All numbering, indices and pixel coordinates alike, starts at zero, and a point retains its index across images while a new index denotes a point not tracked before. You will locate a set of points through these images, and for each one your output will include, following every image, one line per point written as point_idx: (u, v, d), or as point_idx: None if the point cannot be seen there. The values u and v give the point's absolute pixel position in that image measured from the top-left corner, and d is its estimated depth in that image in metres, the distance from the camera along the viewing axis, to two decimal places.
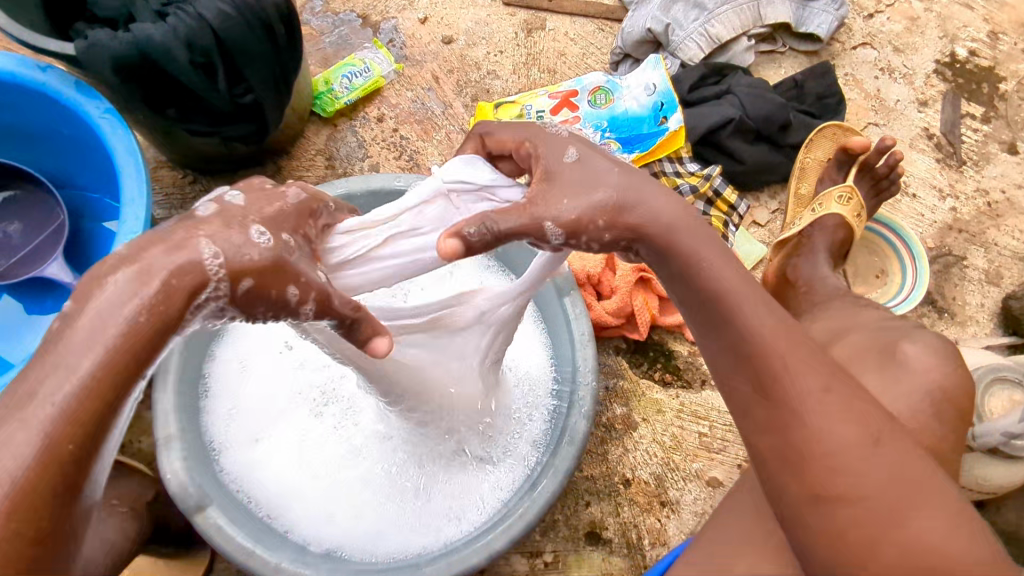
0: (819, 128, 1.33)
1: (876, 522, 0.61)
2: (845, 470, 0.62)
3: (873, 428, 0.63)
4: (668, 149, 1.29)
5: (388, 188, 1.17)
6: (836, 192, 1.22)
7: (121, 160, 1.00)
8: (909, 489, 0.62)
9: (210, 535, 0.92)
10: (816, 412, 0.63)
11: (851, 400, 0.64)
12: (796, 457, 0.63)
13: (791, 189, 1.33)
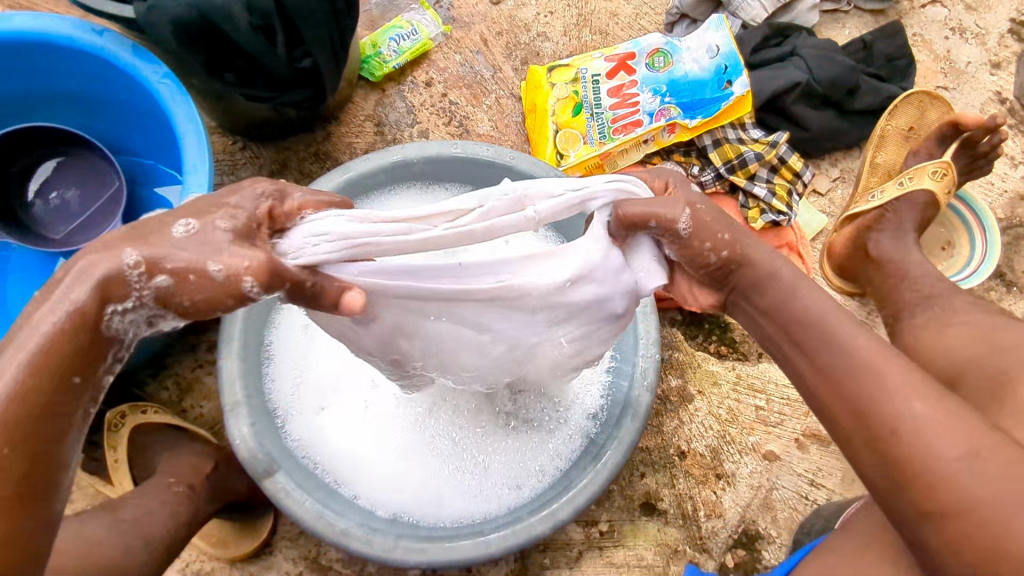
0: (905, 94, 1.26)
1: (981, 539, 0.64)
2: (952, 480, 0.65)
3: (975, 440, 0.67)
4: (735, 114, 1.22)
5: (443, 155, 1.15)
6: (930, 166, 1.14)
7: (182, 128, 0.99)
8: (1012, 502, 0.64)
9: (280, 500, 0.94)
10: (921, 429, 0.68)
11: (949, 412, 0.68)
12: (894, 466, 0.68)
13: (866, 157, 1.27)
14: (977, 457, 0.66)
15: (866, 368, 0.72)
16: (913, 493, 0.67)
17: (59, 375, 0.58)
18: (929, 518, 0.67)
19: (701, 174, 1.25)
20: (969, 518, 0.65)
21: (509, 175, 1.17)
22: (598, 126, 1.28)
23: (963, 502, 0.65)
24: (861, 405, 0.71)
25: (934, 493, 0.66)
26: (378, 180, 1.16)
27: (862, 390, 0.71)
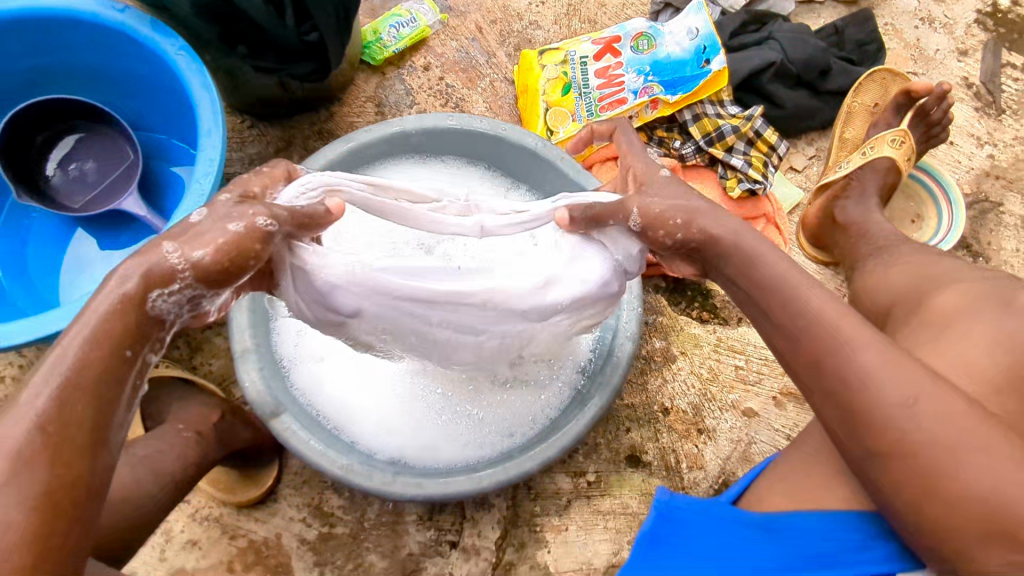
0: (868, 73, 1.36)
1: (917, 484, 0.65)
2: (897, 423, 0.66)
3: (919, 388, 0.67)
4: (712, 90, 1.31)
5: (440, 127, 1.23)
6: (888, 136, 1.24)
7: (197, 95, 1.07)
8: (958, 443, 0.65)
9: (286, 438, 1.00)
10: (868, 377, 0.67)
11: (897, 360, 0.68)
12: (845, 412, 0.68)
13: (836, 132, 1.37)
14: (915, 405, 0.66)
15: (820, 316, 0.70)
16: (860, 435, 0.68)
17: (109, 348, 0.63)
18: (878, 457, 0.67)
19: (681, 148, 1.32)
20: (906, 458, 0.66)
21: (502, 146, 1.25)
22: (586, 105, 1.37)
23: (905, 445, 0.66)
24: (814, 349, 0.70)
25: (878, 435, 0.67)
26: (379, 150, 1.23)
27: (816, 341, 0.70)
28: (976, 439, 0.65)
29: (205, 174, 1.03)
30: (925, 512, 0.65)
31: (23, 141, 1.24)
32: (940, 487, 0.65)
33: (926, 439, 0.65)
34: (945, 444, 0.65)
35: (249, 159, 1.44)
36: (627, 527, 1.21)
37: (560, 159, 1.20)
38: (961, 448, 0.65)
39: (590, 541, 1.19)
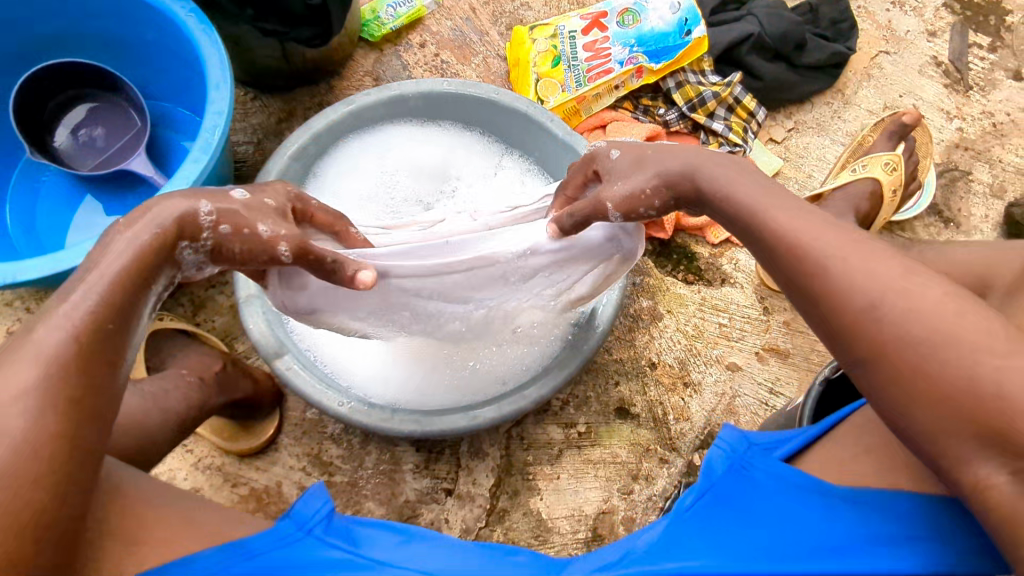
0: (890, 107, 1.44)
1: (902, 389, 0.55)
2: (875, 336, 0.57)
3: (893, 295, 0.56)
4: (694, 55, 1.38)
5: (436, 91, 1.28)
6: (883, 158, 1.27)
7: (206, 52, 1.11)
8: (946, 341, 0.53)
9: (287, 378, 1.03)
10: (830, 275, 0.60)
11: (872, 256, 0.59)
12: (826, 321, 0.61)
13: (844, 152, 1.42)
14: (883, 308, 0.57)
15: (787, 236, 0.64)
16: (849, 358, 0.60)
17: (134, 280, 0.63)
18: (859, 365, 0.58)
19: (665, 114, 1.38)
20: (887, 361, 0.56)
21: (496, 110, 1.30)
22: (574, 75, 1.42)
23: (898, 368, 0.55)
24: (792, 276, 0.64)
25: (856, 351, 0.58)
26: (378, 114, 1.29)
27: (785, 272, 0.65)
28: (977, 335, 0.52)
29: (213, 127, 1.08)
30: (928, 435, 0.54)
31: (35, 106, 1.28)
32: (934, 389, 0.53)
33: (903, 336, 0.55)
34: (929, 339, 0.54)
35: (252, 128, 1.48)
36: (617, 475, 1.22)
37: (551, 121, 1.26)
38: (956, 342, 0.52)
39: (581, 489, 1.21)
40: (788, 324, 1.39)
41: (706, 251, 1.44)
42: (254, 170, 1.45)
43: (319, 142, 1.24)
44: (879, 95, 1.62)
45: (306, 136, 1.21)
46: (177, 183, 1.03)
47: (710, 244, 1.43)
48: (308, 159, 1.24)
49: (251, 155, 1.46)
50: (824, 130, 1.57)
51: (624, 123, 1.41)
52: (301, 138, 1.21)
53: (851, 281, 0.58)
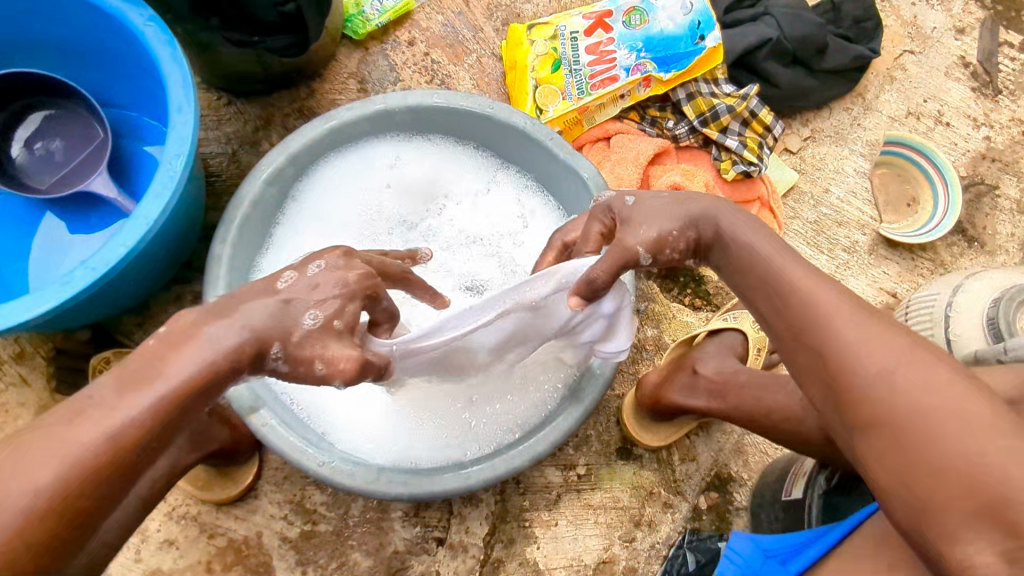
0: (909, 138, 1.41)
1: (896, 459, 0.57)
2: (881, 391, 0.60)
3: (904, 356, 0.60)
4: (706, 67, 1.20)
5: (425, 104, 1.16)
6: None
7: (167, 69, 0.99)
8: (946, 419, 0.56)
9: (264, 434, 0.95)
10: (849, 342, 0.63)
11: (883, 331, 0.63)
12: (830, 375, 0.64)
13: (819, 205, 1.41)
14: (896, 374, 0.59)
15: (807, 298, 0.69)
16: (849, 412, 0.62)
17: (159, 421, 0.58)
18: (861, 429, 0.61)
19: (674, 127, 1.26)
20: (888, 430, 0.58)
21: (491, 125, 1.19)
22: (576, 83, 1.30)
23: (913, 429, 0.57)
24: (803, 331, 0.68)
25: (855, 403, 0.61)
26: (361, 130, 1.18)
27: (807, 329, 0.67)
28: (972, 410, 0.55)
29: (176, 156, 0.97)
30: (930, 495, 0.55)
31: None
32: (924, 467, 0.56)
33: (913, 409, 0.57)
34: (938, 427, 0.56)
35: (226, 138, 1.36)
36: (619, 522, 1.16)
37: (551, 139, 1.15)
38: (949, 426, 0.55)
39: (581, 537, 1.14)
40: None
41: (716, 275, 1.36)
42: (229, 185, 1.34)
43: (297, 164, 1.14)
44: (902, 100, 1.50)
45: (281, 158, 1.10)
46: (136, 222, 0.93)
47: None
48: (285, 182, 1.14)
49: (226, 168, 1.35)
50: (843, 139, 1.46)
51: (629, 136, 1.29)
52: (276, 160, 1.10)
53: (865, 348, 0.62)
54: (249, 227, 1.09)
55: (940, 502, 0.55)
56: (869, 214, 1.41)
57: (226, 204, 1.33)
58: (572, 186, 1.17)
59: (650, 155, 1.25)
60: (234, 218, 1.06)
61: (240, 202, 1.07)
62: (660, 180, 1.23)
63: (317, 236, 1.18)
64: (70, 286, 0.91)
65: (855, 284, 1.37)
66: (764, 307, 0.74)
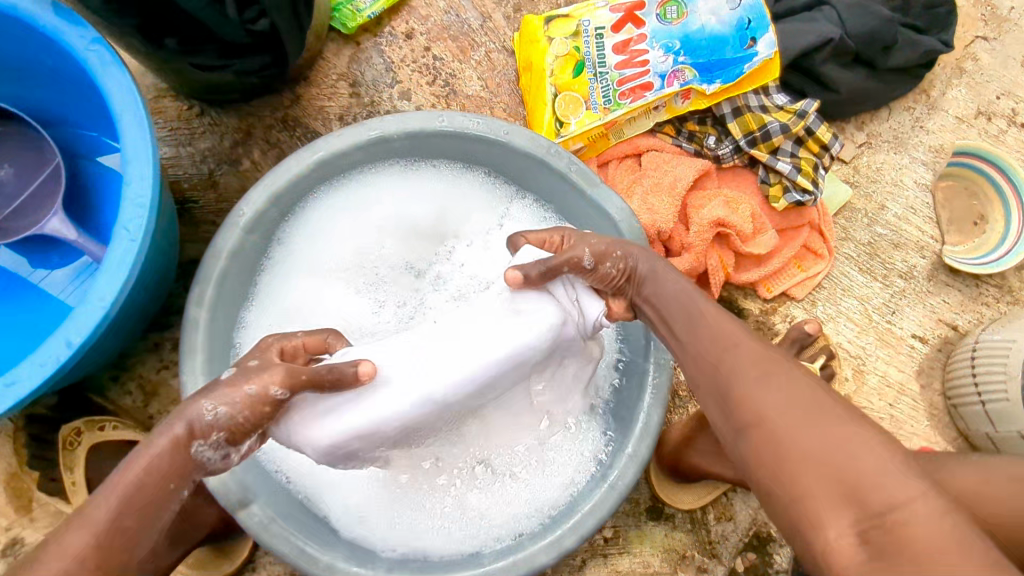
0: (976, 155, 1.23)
1: (778, 460, 0.60)
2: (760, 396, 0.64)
3: (783, 373, 0.65)
4: (759, 80, 1.03)
5: (426, 130, 1.01)
6: None
7: (120, 103, 0.83)
8: (812, 418, 0.60)
9: (256, 532, 0.85)
10: (733, 356, 0.69)
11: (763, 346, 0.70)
12: (741, 396, 0.65)
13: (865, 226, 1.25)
14: (774, 375, 0.65)
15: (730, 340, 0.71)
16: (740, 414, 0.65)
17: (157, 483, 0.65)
18: (748, 430, 0.63)
19: (717, 147, 1.11)
20: (763, 428, 0.62)
21: (504, 153, 1.03)
22: (601, 88, 1.13)
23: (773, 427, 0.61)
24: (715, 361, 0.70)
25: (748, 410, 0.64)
26: (355, 160, 1.03)
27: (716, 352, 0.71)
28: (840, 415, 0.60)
29: (133, 221, 0.81)
30: (793, 482, 0.58)
31: None
32: (812, 468, 0.57)
33: (787, 417, 0.61)
34: (801, 424, 0.60)
35: (200, 156, 1.20)
36: None
37: (574, 170, 1.00)
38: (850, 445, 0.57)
39: None
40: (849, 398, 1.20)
41: (757, 307, 1.22)
42: (208, 212, 1.19)
43: (282, 204, 1.00)
44: (973, 97, 1.31)
45: (263, 199, 0.96)
46: (86, 309, 0.78)
47: (762, 299, 1.21)
48: (268, 224, 1.00)
49: (203, 193, 1.19)
50: (902, 146, 1.28)
51: (663, 155, 1.13)
52: (256, 202, 0.96)
53: (749, 357, 0.68)
54: (230, 279, 0.96)
55: (805, 489, 0.57)
56: (930, 234, 1.26)
57: (205, 235, 1.19)
58: (597, 225, 1.03)
59: (689, 180, 1.09)
60: (212, 273, 0.93)
61: (217, 253, 0.94)
62: (702, 213, 1.07)
63: (307, 283, 1.05)
64: (17, 385, 0.77)
65: (911, 315, 1.24)
66: (683, 342, 0.76)
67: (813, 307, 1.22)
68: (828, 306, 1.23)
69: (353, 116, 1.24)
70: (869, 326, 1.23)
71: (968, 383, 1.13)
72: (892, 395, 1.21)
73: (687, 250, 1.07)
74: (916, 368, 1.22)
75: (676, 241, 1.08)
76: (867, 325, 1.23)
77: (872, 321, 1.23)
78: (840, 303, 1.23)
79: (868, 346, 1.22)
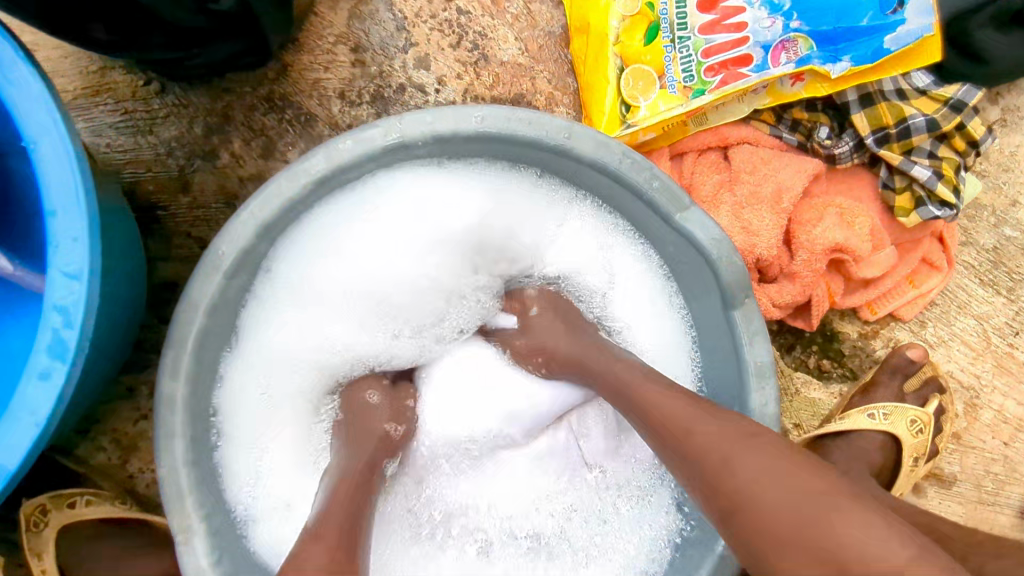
0: None
1: (752, 531, 0.53)
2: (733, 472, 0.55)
3: (762, 438, 0.58)
4: (906, 65, 0.81)
5: (460, 132, 0.75)
6: (910, 412, 0.95)
7: (31, 134, 0.59)
8: (802, 487, 0.52)
9: None
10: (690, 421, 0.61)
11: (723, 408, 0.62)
12: (693, 458, 0.58)
13: (994, 226, 1.02)
14: (750, 436, 0.58)
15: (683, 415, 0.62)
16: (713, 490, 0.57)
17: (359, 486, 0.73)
18: (718, 504, 0.56)
19: (833, 143, 0.86)
20: (738, 496, 0.54)
21: (561, 160, 0.78)
22: (681, 61, 0.86)
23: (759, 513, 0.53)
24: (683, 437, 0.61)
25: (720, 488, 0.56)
26: (365, 169, 0.77)
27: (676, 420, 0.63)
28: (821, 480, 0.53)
29: (66, 300, 0.59)
30: (764, 543, 0.51)
31: None
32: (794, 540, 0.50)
33: (754, 476, 0.54)
34: (788, 484, 0.53)
35: (165, 147, 0.94)
36: None
37: (659, 185, 0.75)
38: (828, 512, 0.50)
39: None
40: (956, 436, 1.01)
41: (854, 330, 1.02)
42: (181, 220, 0.95)
43: (271, 234, 0.76)
44: None
45: (247, 233, 0.72)
46: (15, 422, 0.59)
47: (861, 321, 1.01)
48: (255, 260, 0.76)
49: (174, 196, 0.94)
50: None
51: (759, 150, 0.88)
52: (237, 240, 0.72)
53: (701, 414, 0.61)
54: (211, 338, 0.74)
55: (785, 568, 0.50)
56: None
57: (179, 249, 0.96)
58: (688, 255, 0.79)
59: (796, 188, 0.86)
60: (186, 337, 0.71)
61: (190, 309, 0.71)
62: (814, 234, 0.85)
63: (306, 328, 0.82)
64: None
65: None
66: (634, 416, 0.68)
67: (921, 328, 1.02)
68: (939, 327, 1.02)
69: (357, 91, 0.97)
70: (983, 350, 1.02)
71: None
72: (1008, 433, 1.02)
73: (790, 278, 0.87)
74: None
75: (777, 268, 0.87)
76: (982, 349, 1.02)
77: (991, 345, 1.02)
78: (954, 323, 1.02)
79: (984, 375, 1.02)
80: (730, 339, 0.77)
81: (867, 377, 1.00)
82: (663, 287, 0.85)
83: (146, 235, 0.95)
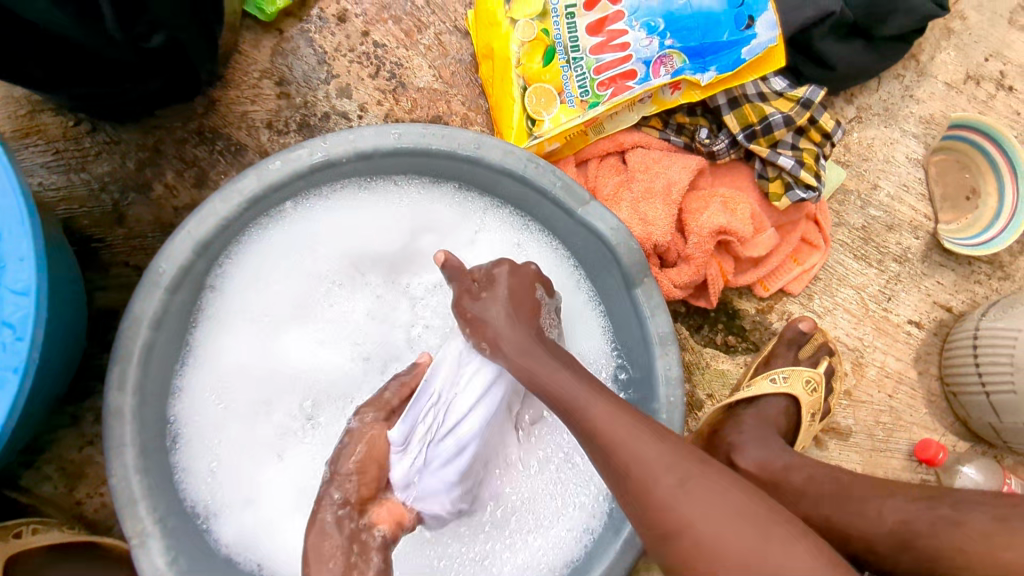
0: (951, 125, 1.17)
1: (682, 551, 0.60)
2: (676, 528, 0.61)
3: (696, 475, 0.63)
4: (760, 71, 0.95)
5: (380, 149, 0.83)
6: (805, 374, 1.05)
7: None
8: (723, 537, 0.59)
9: None
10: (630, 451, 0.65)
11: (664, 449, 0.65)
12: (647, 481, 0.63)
13: (859, 208, 1.18)
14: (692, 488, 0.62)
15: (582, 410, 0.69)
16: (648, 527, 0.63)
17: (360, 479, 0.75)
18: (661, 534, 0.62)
19: (711, 142, 0.99)
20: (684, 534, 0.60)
21: (477, 169, 0.87)
22: (576, 78, 0.97)
23: (680, 516, 0.60)
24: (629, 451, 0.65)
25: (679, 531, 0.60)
26: (295, 186, 0.84)
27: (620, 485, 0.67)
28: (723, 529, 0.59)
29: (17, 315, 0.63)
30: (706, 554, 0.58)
31: None
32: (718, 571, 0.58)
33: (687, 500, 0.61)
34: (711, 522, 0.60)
35: (99, 184, 0.98)
36: None
37: (560, 187, 0.84)
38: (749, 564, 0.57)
39: None
40: (848, 393, 1.15)
41: (753, 306, 1.14)
42: (117, 251, 0.99)
43: (210, 251, 0.81)
44: (962, 59, 1.22)
45: (187, 249, 0.77)
46: None
47: (758, 297, 1.13)
48: (197, 276, 0.81)
49: (110, 229, 0.98)
50: (893, 118, 1.20)
51: (650, 152, 1.01)
52: (177, 257, 0.77)
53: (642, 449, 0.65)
54: (156, 351, 0.78)
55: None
56: (924, 213, 1.19)
57: (118, 278, 0.99)
58: (595, 247, 0.88)
59: (684, 182, 0.98)
60: (132, 350, 0.75)
61: (135, 324, 0.75)
62: (701, 220, 0.97)
63: (247, 343, 0.87)
64: None
65: (906, 300, 1.17)
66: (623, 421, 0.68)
67: (811, 301, 1.15)
68: (825, 298, 1.16)
69: (284, 121, 1.03)
70: (864, 316, 1.16)
71: (971, 374, 1.09)
72: (890, 385, 1.16)
73: (686, 261, 0.99)
74: (913, 355, 1.17)
75: (674, 252, 0.99)
76: (862, 315, 1.16)
77: (869, 311, 1.16)
78: (838, 295, 1.16)
79: (865, 337, 1.16)
80: (634, 314, 0.87)
81: (767, 348, 1.11)
82: (575, 273, 0.95)
83: (84, 267, 0.98)
